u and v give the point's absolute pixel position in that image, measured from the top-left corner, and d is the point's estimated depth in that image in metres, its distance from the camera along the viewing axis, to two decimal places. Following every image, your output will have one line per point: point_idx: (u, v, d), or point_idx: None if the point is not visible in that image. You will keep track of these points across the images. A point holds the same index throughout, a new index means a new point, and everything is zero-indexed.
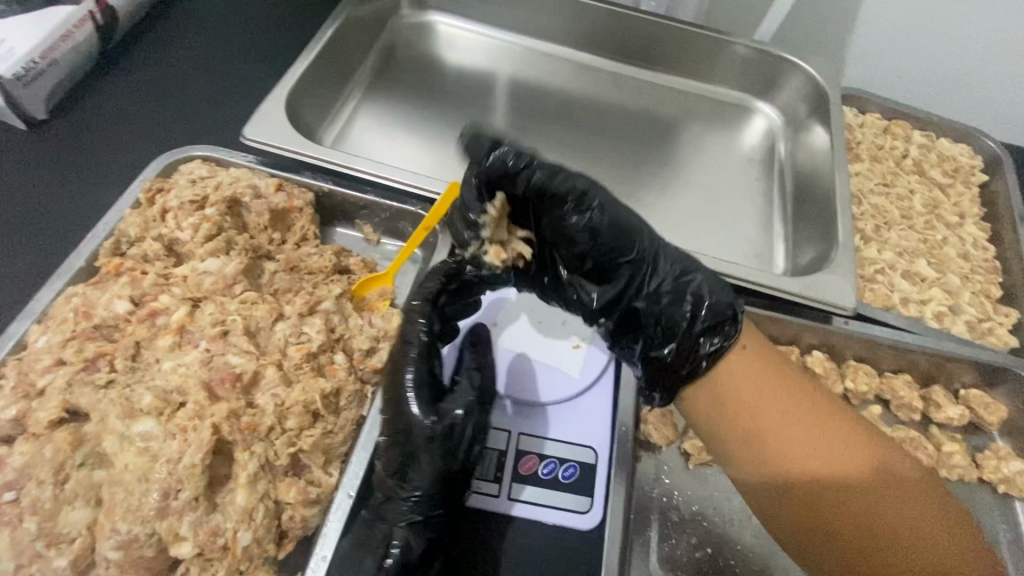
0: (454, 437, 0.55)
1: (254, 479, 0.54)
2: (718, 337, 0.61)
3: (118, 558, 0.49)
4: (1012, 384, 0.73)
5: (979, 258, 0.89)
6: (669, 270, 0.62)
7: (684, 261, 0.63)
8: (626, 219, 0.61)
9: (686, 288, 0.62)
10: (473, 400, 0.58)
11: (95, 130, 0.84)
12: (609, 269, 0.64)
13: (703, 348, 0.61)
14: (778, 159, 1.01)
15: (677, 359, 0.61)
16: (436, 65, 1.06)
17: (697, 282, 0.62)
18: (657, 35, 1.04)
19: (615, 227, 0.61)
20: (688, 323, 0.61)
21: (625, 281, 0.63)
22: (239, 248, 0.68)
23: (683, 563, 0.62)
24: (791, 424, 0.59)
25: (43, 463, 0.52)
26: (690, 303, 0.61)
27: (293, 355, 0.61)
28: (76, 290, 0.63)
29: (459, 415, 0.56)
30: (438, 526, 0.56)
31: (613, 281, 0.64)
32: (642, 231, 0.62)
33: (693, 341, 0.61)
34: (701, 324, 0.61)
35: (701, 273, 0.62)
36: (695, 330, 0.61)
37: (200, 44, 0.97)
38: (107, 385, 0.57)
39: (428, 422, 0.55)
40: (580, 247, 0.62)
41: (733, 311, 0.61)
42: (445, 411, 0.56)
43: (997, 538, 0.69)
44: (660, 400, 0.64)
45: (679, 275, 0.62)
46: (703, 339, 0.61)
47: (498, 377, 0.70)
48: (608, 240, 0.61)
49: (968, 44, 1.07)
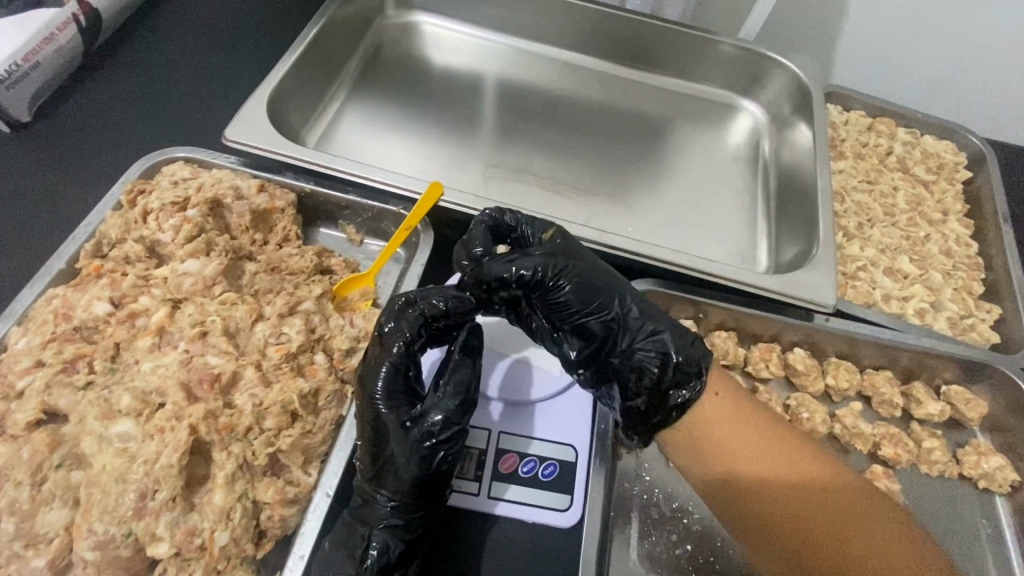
0: (431, 440, 0.56)
1: (232, 479, 0.54)
2: (686, 390, 0.60)
3: (95, 558, 0.49)
4: (992, 379, 0.73)
5: (962, 254, 0.89)
6: (639, 328, 0.61)
7: (653, 318, 0.62)
8: (595, 283, 0.62)
9: (658, 344, 0.60)
10: (455, 406, 0.57)
11: (81, 133, 0.85)
12: (584, 327, 0.62)
13: (673, 400, 0.60)
14: (762, 157, 1.02)
15: (649, 409, 0.61)
16: (421, 65, 1.06)
17: (665, 340, 0.60)
18: (642, 34, 1.04)
19: (590, 287, 0.62)
20: (658, 375, 0.60)
21: (601, 339, 0.62)
22: (219, 249, 0.67)
23: (663, 561, 0.63)
24: (752, 450, 0.59)
25: (21, 464, 0.52)
26: (658, 364, 0.60)
27: (272, 355, 0.61)
28: (56, 292, 0.63)
29: (438, 420, 0.56)
30: (419, 527, 0.57)
31: (590, 338, 0.63)
32: (612, 294, 0.62)
33: (663, 393, 0.60)
34: (671, 376, 0.60)
35: (668, 330, 0.61)
36: (665, 381, 0.60)
37: (186, 47, 0.97)
38: (86, 386, 0.57)
39: (400, 431, 0.56)
40: (556, 309, 0.62)
41: (701, 367, 0.60)
42: (421, 418, 0.56)
43: (977, 533, 0.70)
44: (638, 442, 0.63)
45: (649, 333, 0.61)
46: (673, 392, 0.60)
47: (484, 378, 0.70)
48: (584, 301, 0.62)
49: (954, 41, 1.07)
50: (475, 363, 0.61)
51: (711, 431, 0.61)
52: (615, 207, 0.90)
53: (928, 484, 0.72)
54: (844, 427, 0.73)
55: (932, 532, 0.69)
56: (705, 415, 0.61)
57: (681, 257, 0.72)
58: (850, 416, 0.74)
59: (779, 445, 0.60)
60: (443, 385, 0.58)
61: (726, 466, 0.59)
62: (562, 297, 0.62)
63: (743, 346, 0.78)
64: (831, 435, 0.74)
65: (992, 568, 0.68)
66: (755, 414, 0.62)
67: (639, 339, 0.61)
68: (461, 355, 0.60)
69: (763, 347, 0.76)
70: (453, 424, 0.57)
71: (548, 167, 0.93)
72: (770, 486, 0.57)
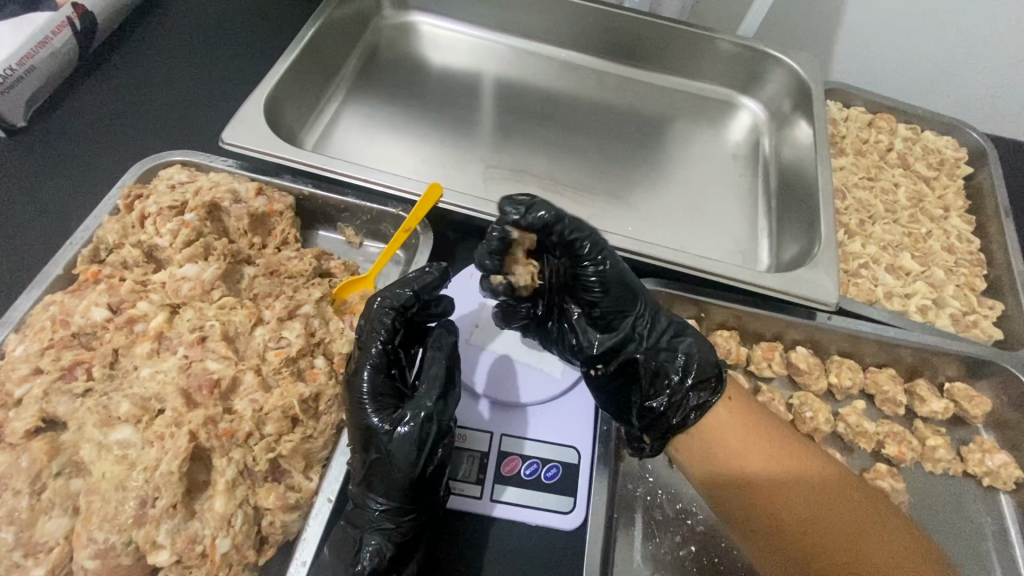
0: (413, 441, 0.54)
1: (233, 486, 0.53)
2: (705, 392, 0.61)
3: (95, 567, 0.49)
4: (996, 376, 0.73)
5: (965, 250, 0.89)
6: (663, 329, 0.63)
7: (677, 325, 0.64)
8: (631, 280, 0.63)
9: (681, 346, 0.62)
10: (428, 409, 0.55)
11: (77, 137, 0.84)
12: (612, 320, 0.63)
13: (691, 401, 0.60)
14: (762, 155, 1.01)
15: (668, 409, 0.60)
16: (419, 65, 1.06)
17: (686, 343, 0.62)
18: (640, 31, 1.03)
19: (622, 279, 0.63)
20: (681, 375, 0.60)
21: (627, 332, 0.62)
22: (218, 253, 0.67)
23: (667, 562, 0.62)
24: (754, 447, 0.61)
25: (19, 473, 0.51)
26: (682, 358, 0.61)
27: (272, 359, 0.61)
28: (53, 297, 0.62)
29: (405, 430, 0.54)
30: (411, 530, 0.56)
31: (616, 331, 0.63)
32: (644, 294, 0.64)
33: (683, 394, 0.60)
34: (694, 377, 0.60)
35: (691, 336, 0.63)
36: (688, 381, 0.60)
37: (181, 49, 0.96)
38: (85, 393, 0.57)
39: (383, 433, 0.54)
40: (588, 296, 0.63)
41: (719, 369, 0.61)
42: (398, 420, 0.55)
43: (981, 531, 0.69)
44: (651, 449, 0.62)
45: (673, 335, 0.63)
46: (692, 393, 0.60)
47: (468, 374, 0.70)
48: (615, 292, 0.62)
49: (955, 36, 1.06)
50: (449, 356, 0.60)
51: (719, 428, 0.63)
52: (616, 206, 0.89)
53: (931, 482, 0.72)
54: (848, 426, 0.73)
55: (937, 529, 0.68)
56: (716, 418, 0.64)
57: (686, 258, 0.71)
58: (854, 414, 0.74)
59: (786, 448, 0.61)
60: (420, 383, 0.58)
61: (728, 458, 0.61)
62: (592, 283, 0.62)
63: (745, 345, 0.78)
64: (835, 434, 0.74)
65: (995, 565, 0.68)
66: (765, 421, 0.64)
67: (664, 340, 0.63)
68: (433, 350, 0.60)
69: (766, 345, 0.76)
70: (430, 426, 0.55)
71: (547, 166, 0.93)
72: (770, 479, 0.58)
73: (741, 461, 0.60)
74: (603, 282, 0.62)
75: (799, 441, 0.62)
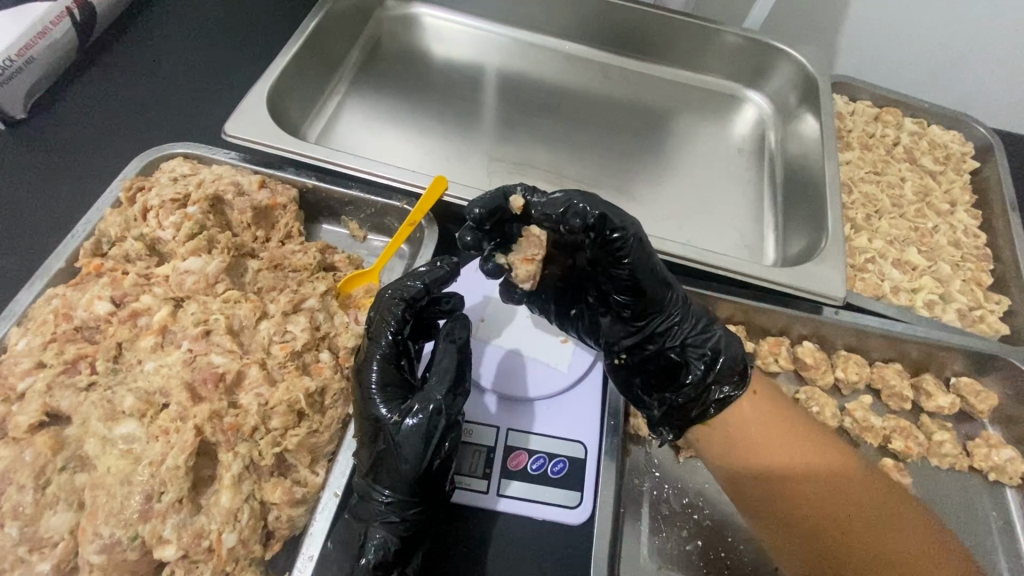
0: (418, 434, 0.53)
1: (239, 480, 0.53)
2: (727, 386, 0.62)
3: (101, 562, 0.49)
4: (1003, 372, 0.73)
5: (971, 245, 0.89)
6: (690, 325, 0.63)
7: (705, 317, 0.64)
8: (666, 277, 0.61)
9: (708, 342, 0.62)
10: (439, 403, 0.54)
11: (77, 130, 0.83)
12: (640, 316, 0.62)
13: (713, 395, 0.62)
14: (768, 149, 1.01)
15: (690, 402, 0.62)
16: (423, 56, 1.05)
17: (715, 338, 0.63)
18: (645, 23, 1.03)
19: (655, 272, 0.60)
20: (704, 372, 0.62)
21: (652, 329, 0.62)
22: (221, 246, 0.66)
23: (673, 556, 0.62)
24: (789, 450, 0.59)
25: (25, 467, 0.51)
26: (706, 358, 0.62)
27: (277, 354, 0.60)
28: (56, 291, 0.62)
29: (410, 424, 0.53)
30: (417, 524, 0.56)
31: (641, 325, 0.63)
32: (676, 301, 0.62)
33: (704, 387, 0.62)
34: (717, 371, 0.62)
35: (719, 329, 0.63)
36: (713, 375, 0.62)
37: (182, 40, 0.95)
38: (89, 387, 0.56)
39: (391, 424, 0.54)
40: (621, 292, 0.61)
41: (745, 366, 0.63)
42: (407, 411, 0.54)
43: (988, 525, 0.70)
44: (670, 434, 0.63)
45: (700, 331, 0.63)
46: (714, 387, 0.62)
47: (475, 368, 0.69)
48: (648, 291, 0.60)
49: (960, 29, 1.06)
50: (461, 349, 0.59)
51: (746, 427, 0.61)
52: (618, 200, 0.89)
53: (939, 477, 0.72)
54: (854, 421, 0.73)
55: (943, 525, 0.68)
56: (739, 413, 0.62)
57: (690, 251, 0.71)
58: (860, 409, 0.74)
59: (815, 447, 0.59)
60: (431, 375, 0.57)
61: (760, 458, 0.59)
62: (624, 279, 0.60)
63: (751, 339, 0.77)
64: (841, 428, 0.74)
65: (1001, 558, 0.68)
66: (794, 417, 0.61)
67: (691, 336, 0.62)
68: (445, 343, 0.59)
69: (772, 340, 0.76)
70: (440, 418, 0.54)
71: (550, 159, 0.92)
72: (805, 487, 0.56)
73: (773, 462, 0.58)
74: (637, 279, 0.60)
75: (823, 436, 0.61)
